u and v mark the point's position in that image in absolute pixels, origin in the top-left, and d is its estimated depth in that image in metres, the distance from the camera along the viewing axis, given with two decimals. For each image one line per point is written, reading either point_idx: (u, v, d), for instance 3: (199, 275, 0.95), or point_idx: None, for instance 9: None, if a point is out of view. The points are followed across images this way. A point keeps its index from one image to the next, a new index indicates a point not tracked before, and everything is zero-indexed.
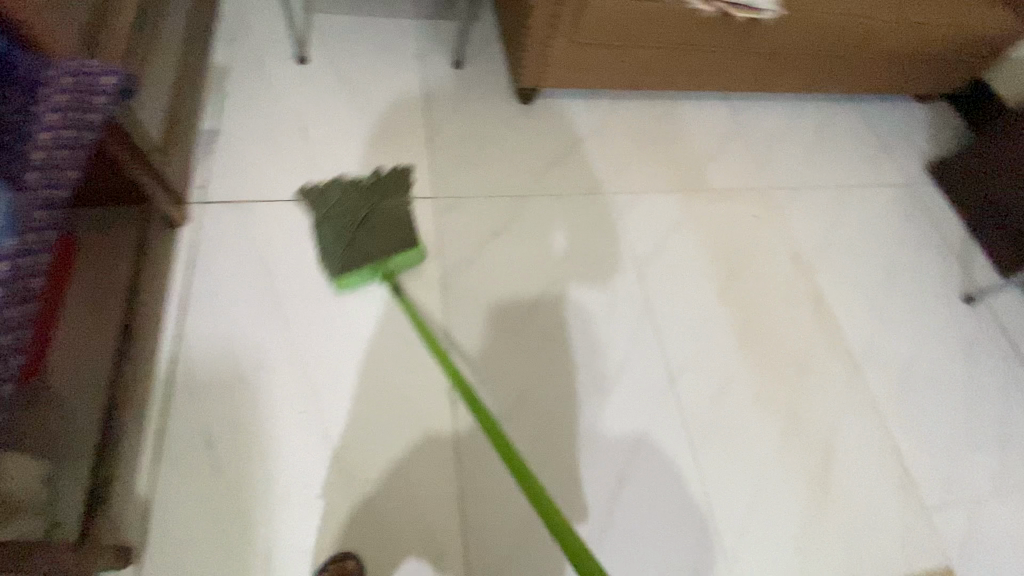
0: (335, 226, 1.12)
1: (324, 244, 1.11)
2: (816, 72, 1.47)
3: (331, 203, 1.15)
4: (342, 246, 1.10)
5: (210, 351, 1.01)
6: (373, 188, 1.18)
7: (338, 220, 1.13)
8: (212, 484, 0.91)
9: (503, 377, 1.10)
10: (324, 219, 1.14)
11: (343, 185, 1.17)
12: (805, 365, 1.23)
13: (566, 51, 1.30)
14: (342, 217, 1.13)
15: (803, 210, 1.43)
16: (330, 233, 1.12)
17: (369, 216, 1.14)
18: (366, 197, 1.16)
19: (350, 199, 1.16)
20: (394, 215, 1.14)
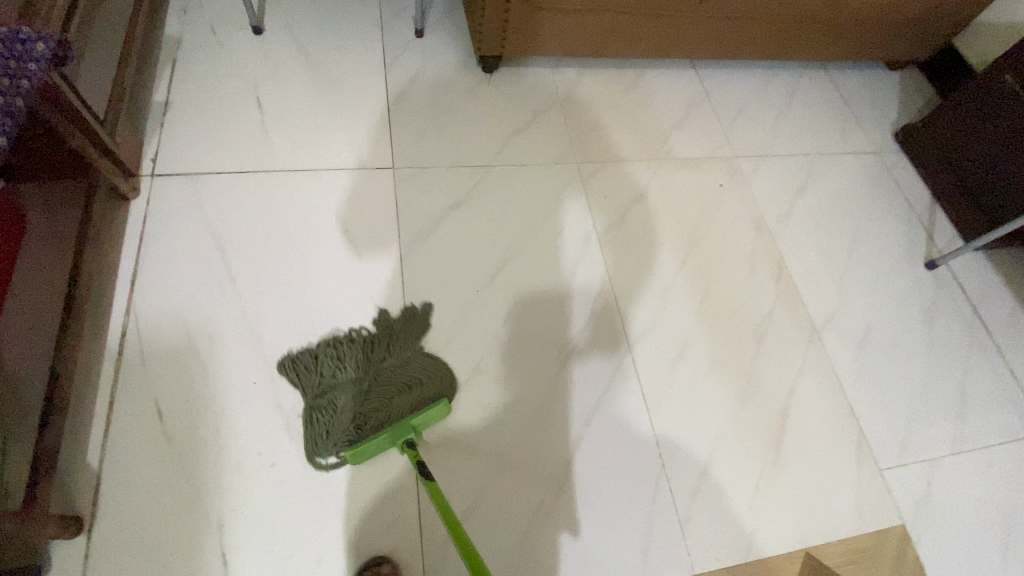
0: (347, 403, 0.98)
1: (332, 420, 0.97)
2: (780, 37, 1.46)
3: (337, 370, 1.02)
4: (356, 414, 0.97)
5: (162, 323, 1.02)
6: (385, 353, 1.05)
7: (348, 393, 0.99)
8: (164, 453, 0.92)
9: (457, 346, 1.09)
10: (330, 395, 0.99)
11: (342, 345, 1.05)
12: (766, 328, 1.20)
13: (524, 17, 1.28)
14: (354, 391, 1.00)
15: (768, 178, 1.42)
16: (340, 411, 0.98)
17: (387, 385, 1.01)
18: (379, 365, 1.03)
19: (360, 367, 1.02)
20: (414, 378, 1.02)
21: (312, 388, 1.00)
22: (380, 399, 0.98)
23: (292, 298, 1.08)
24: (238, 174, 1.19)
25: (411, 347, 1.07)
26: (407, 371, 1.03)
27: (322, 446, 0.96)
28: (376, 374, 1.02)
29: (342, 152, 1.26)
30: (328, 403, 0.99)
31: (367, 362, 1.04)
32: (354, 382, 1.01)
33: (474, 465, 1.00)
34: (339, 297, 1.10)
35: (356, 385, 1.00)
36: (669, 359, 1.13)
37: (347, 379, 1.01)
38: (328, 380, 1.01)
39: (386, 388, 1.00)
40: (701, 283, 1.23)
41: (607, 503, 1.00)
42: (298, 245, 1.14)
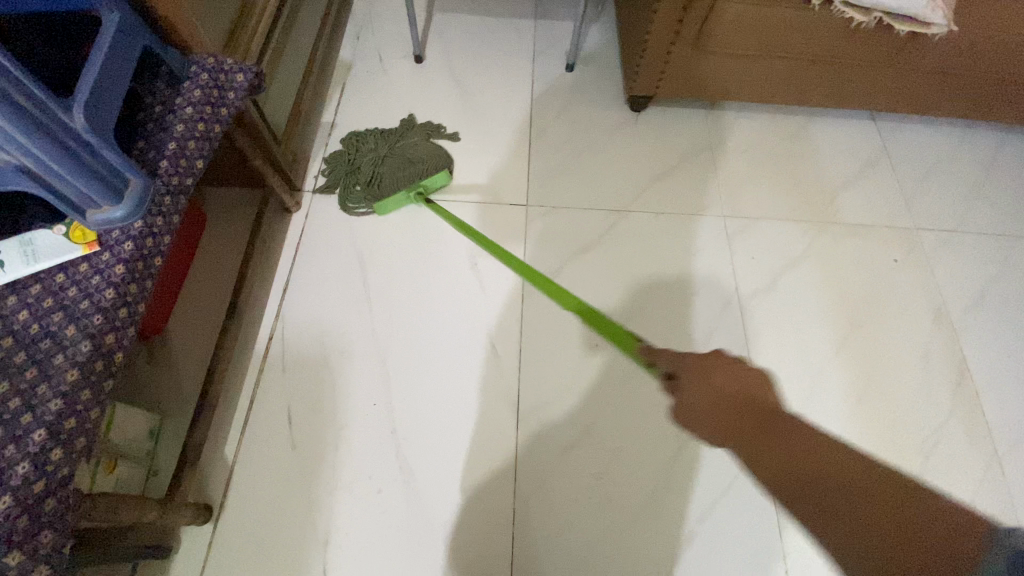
0: (368, 164, 1.24)
1: (354, 177, 1.23)
2: (990, 96, 1.26)
3: (360, 146, 1.27)
4: (373, 172, 1.23)
5: (302, 333, 1.08)
6: (396, 137, 1.30)
7: (369, 158, 1.25)
8: (288, 460, 0.98)
9: (572, 399, 1.04)
10: (356, 161, 1.25)
11: (365, 136, 1.29)
12: (935, 440, 1.02)
13: (687, 60, 1.21)
14: (373, 151, 1.26)
15: (953, 257, 1.21)
16: (363, 170, 1.24)
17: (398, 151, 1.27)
18: (391, 141, 1.28)
19: (376, 141, 1.28)
20: (419, 151, 1.27)
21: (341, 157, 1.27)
22: (394, 163, 1.23)
23: (418, 325, 1.10)
24: None
25: (417, 134, 1.32)
26: (414, 146, 1.27)
27: (348, 194, 1.22)
28: (389, 145, 1.27)
29: (482, 184, 1.28)
30: (354, 166, 1.25)
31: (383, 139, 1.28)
32: (372, 150, 1.27)
33: (578, 533, 0.94)
34: (462, 333, 1.09)
35: (373, 152, 1.26)
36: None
37: (367, 150, 1.27)
38: (354, 152, 1.27)
39: (394, 155, 1.25)
40: (856, 370, 1.07)
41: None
42: (432, 270, 1.15)
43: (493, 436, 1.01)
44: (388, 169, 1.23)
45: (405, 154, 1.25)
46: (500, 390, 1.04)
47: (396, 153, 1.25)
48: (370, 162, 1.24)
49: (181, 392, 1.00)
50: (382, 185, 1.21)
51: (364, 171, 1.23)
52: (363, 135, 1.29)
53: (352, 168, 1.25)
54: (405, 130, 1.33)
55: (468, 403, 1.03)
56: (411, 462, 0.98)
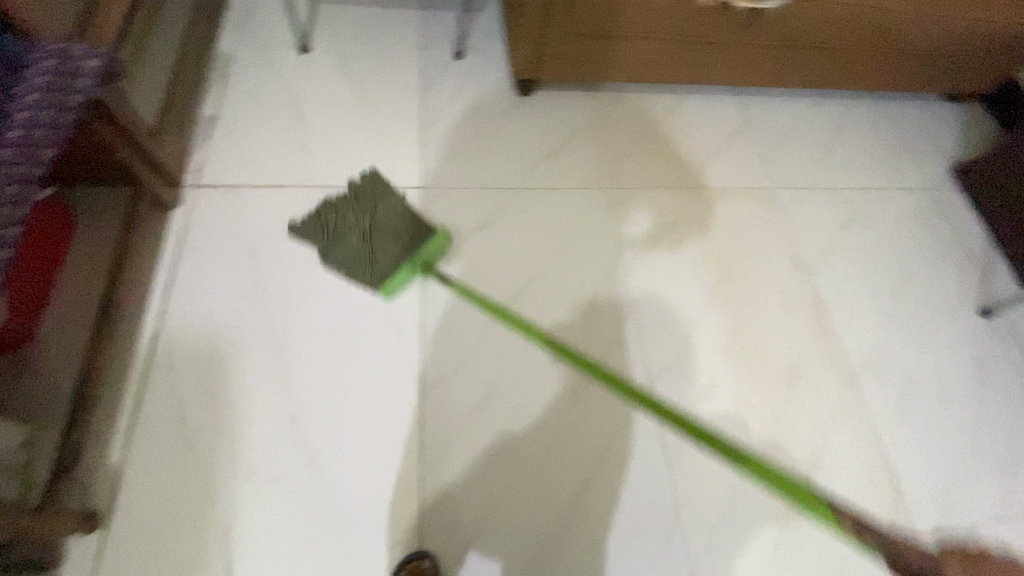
0: (356, 241, 1.13)
1: (344, 257, 1.12)
2: (827, 69, 1.42)
3: (337, 218, 1.16)
4: (366, 250, 1.13)
5: (191, 328, 1.05)
6: (365, 202, 1.19)
7: (352, 235, 1.14)
8: (182, 456, 0.95)
9: (476, 370, 1.08)
10: (338, 240, 1.14)
11: (336, 203, 1.18)
12: (798, 371, 1.14)
13: (562, 42, 1.28)
14: (353, 222, 1.16)
15: (809, 212, 1.36)
16: (354, 249, 1.13)
17: (376, 214, 1.17)
18: (367, 210, 1.17)
19: (351, 211, 1.17)
20: (397, 213, 1.17)
21: (320, 239, 1.15)
22: (382, 236, 1.13)
23: (314, 311, 1.09)
24: (274, 186, 1.22)
25: (383, 193, 1.21)
26: (393, 206, 1.17)
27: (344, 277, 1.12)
28: (370, 216, 1.16)
29: (375, 169, 1.28)
30: (341, 245, 1.13)
31: (360, 206, 1.18)
32: (354, 224, 1.15)
33: (483, 492, 0.98)
34: (361, 314, 1.10)
35: (354, 224, 1.15)
36: (689, 396, 1.10)
37: (347, 225, 1.15)
38: (334, 229, 1.15)
39: (377, 224, 1.15)
40: (731, 317, 1.18)
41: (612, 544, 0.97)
42: (326, 257, 1.15)
43: (395, 410, 1.02)
44: (379, 241, 1.13)
45: (387, 219, 1.16)
46: (403, 368, 1.06)
47: (379, 218, 1.16)
48: (355, 235, 1.14)
49: (52, 398, 0.94)
50: (381, 263, 1.11)
51: (352, 248, 1.13)
52: (332, 204, 1.17)
53: (337, 249, 1.13)
54: (366, 191, 1.20)
55: (370, 382, 1.04)
56: (313, 444, 0.98)
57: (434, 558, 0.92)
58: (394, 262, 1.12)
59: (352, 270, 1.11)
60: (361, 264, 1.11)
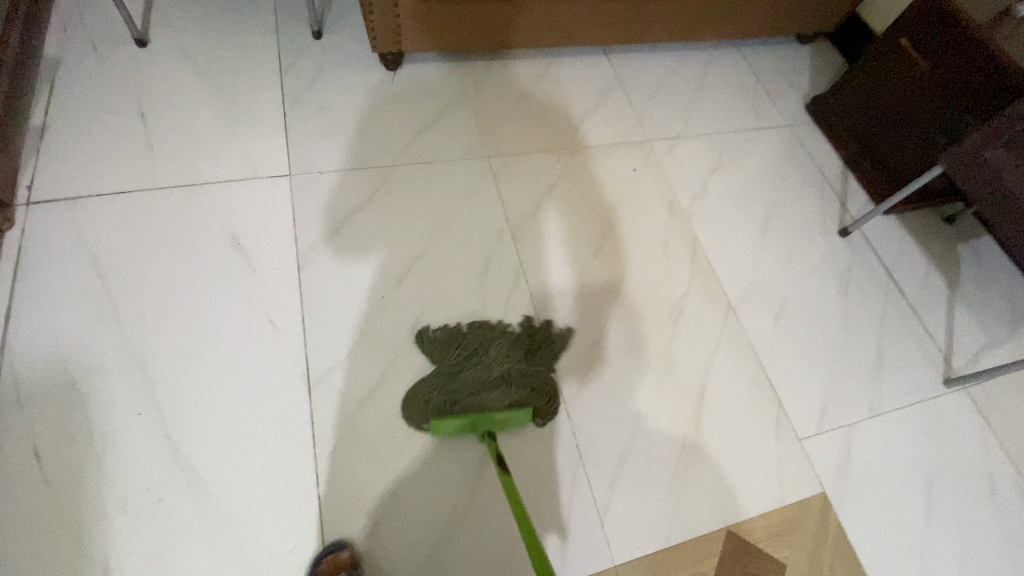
0: (472, 376, 1.04)
1: (432, 388, 1.03)
2: (683, 19, 1.47)
3: (473, 354, 1.07)
4: (461, 392, 1.02)
5: (40, 357, 0.96)
6: (525, 356, 1.08)
7: (483, 368, 1.05)
8: (44, 493, 0.87)
9: (366, 356, 1.05)
10: (462, 366, 1.06)
11: (506, 342, 1.09)
12: (683, 309, 1.19)
13: (416, 12, 1.25)
14: (482, 367, 1.06)
15: (682, 160, 1.42)
16: (457, 378, 1.04)
17: (507, 375, 1.05)
18: (526, 355, 1.08)
19: (500, 346, 1.08)
20: (542, 387, 1.05)
21: (443, 354, 1.07)
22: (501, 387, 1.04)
23: (181, 320, 1.02)
24: (122, 192, 1.12)
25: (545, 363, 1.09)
26: (532, 372, 1.06)
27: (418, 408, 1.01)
28: (521, 359, 1.08)
29: (237, 162, 1.20)
30: (460, 368, 1.05)
31: (506, 355, 1.07)
32: (492, 363, 1.06)
33: (385, 474, 0.97)
34: (235, 317, 1.04)
35: (491, 360, 1.07)
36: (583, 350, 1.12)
37: (490, 356, 1.07)
38: (465, 349, 1.07)
39: (509, 377, 1.05)
40: (615, 268, 1.22)
41: None
42: (189, 261, 1.08)
43: (283, 409, 0.99)
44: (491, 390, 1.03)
45: (519, 380, 1.05)
46: (288, 365, 1.02)
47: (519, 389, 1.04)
48: (467, 379, 1.04)
49: None
50: (459, 406, 1.01)
51: (441, 396, 1.02)
52: (488, 337, 1.09)
53: (451, 374, 1.04)
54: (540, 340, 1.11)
55: (253, 385, 0.99)
56: (193, 458, 0.92)
57: (352, 549, 0.90)
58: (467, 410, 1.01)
59: (432, 389, 1.02)
60: (448, 393, 1.02)
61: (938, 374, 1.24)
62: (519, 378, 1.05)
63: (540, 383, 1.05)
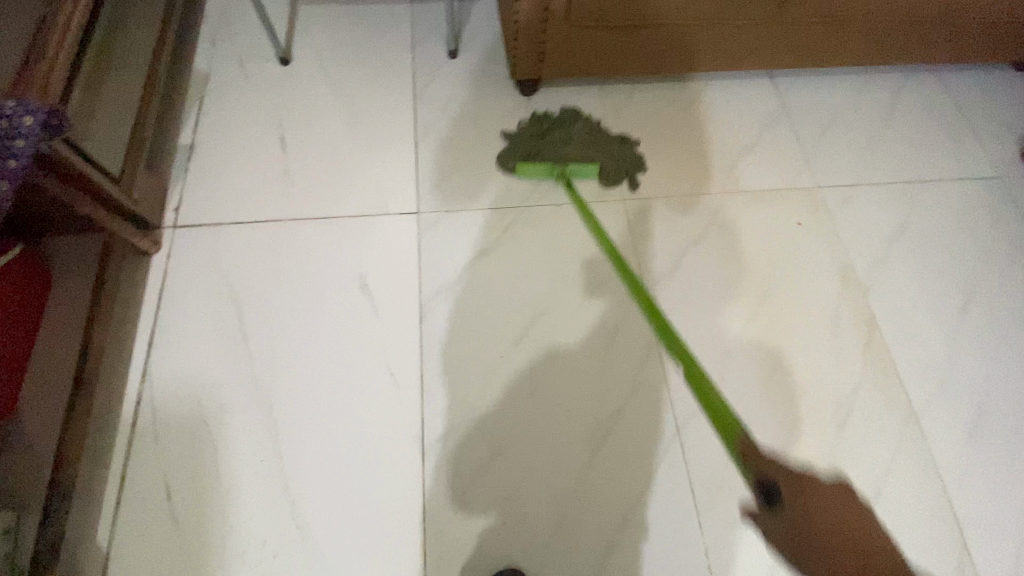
0: (558, 139, 1.21)
1: (522, 141, 1.21)
2: (876, 43, 1.23)
3: (563, 127, 1.23)
4: (546, 147, 1.20)
5: (173, 391, 0.98)
6: (605, 135, 1.23)
7: (568, 135, 1.22)
8: (170, 534, 0.89)
9: (483, 421, 0.98)
10: (550, 131, 1.23)
11: (592, 123, 1.24)
12: (851, 406, 1.00)
13: (564, 36, 1.12)
14: (569, 135, 1.22)
15: (859, 212, 1.19)
16: (544, 138, 1.22)
17: (588, 145, 1.21)
18: (609, 139, 1.23)
19: (587, 128, 1.23)
20: (616, 158, 1.21)
21: (537, 124, 1.24)
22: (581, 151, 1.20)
23: (302, 363, 1.01)
24: (257, 221, 1.12)
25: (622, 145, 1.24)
26: (611, 148, 1.22)
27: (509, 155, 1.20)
28: (604, 140, 1.23)
29: (366, 194, 1.16)
30: (548, 133, 1.23)
31: (590, 134, 1.23)
32: (576, 132, 1.23)
33: (495, 561, 0.90)
34: (354, 363, 1.01)
35: (577, 132, 1.23)
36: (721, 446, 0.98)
37: (575, 128, 1.23)
38: (555, 122, 1.24)
39: (591, 146, 1.21)
40: (767, 344, 1.05)
41: None
42: (314, 299, 1.05)
43: (394, 473, 0.94)
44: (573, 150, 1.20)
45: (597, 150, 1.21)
46: (402, 423, 0.97)
47: (596, 153, 1.20)
48: (553, 140, 1.21)
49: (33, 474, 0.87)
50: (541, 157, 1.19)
51: (529, 150, 1.20)
52: (579, 120, 1.24)
53: (541, 134, 1.22)
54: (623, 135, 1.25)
55: (367, 441, 0.96)
56: (305, 514, 0.91)
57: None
58: (549, 159, 1.19)
59: (523, 142, 1.21)
60: (534, 147, 1.20)
61: None
62: (597, 147, 1.22)
63: (615, 155, 1.21)
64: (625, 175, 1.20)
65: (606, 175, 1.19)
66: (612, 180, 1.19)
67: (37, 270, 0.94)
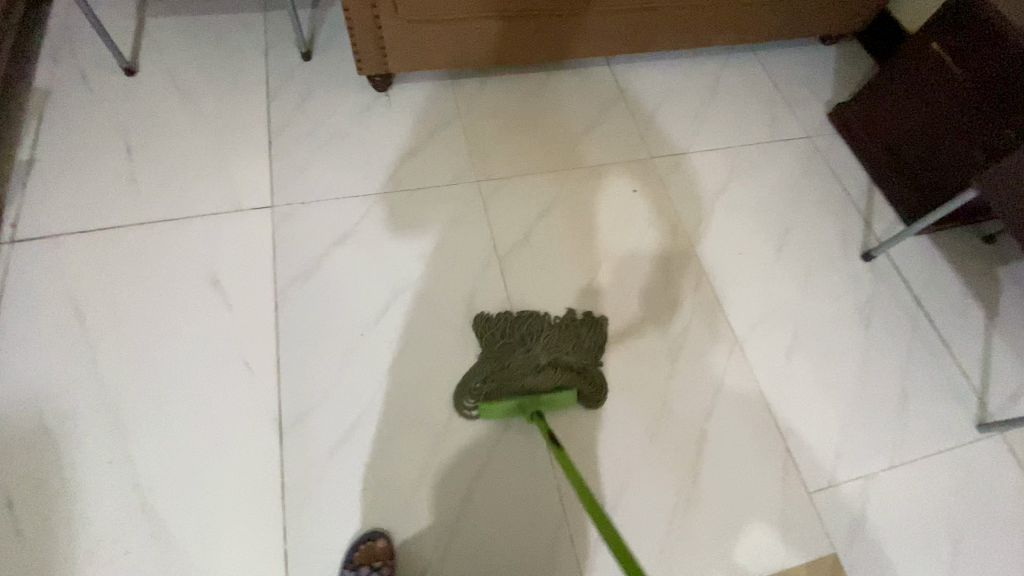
0: (524, 367, 1.02)
1: (490, 369, 1.02)
2: (690, 28, 1.38)
3: (527, 338, 1.05)
4: (514, 377, 1.01)
5: (14, 403, 0.95)
6: (572, 340, 1.06)
7: (530, 351, 1.04)
8: (10, 546, 0.86)
9: (343, 398, 1.01)
10: (514, 343, 1.04)
11: (550, 327, 1.07)
12: (682, 345, 1.12)
13: (399, 32, 1.19)
14: (530, 347, 1.04)
15: (688, 178, 1.33)
16: (510, 362, 1.02)
17: (557, 355, 1.04)
18: (574, 349, 1.05)
19: (550, 336, 1.06)
20: (588, 378, 1.03)
21: (497, 336, 1.05)
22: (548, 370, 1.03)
23: (155, 361, 1.00)
24: (104, 229, 1.11)
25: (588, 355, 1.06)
26: (585, 363, 1.04)
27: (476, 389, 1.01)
28: (570, 352, 1.05)
29: (219, 194, 1.17)
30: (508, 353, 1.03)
31: (556, 341, 1.05)
32: (541, 345, 1.04)
33: (359, 526, 0.93)
34: (210, 358, 1.02)
35: (539, 348, 1.04)
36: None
37: (537, 345, 1.04)
38: (512, 337, 1.05)
39: (561, 365, 1.03)
40: (612, 301, 1.15)
41: (509, 526, 0.95)
42: (168, 299, 1.06)
43: (253, 458, 0.95)
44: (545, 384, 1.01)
45: (568, 366, 1.03)
46: (261, 409, 0.99)
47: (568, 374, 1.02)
48: (521, 362, 1.02)
49: None
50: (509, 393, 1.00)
51: (496, 378, 1.01)
52: (538, 321, 1.07)
53: (504, 357, 1.03)
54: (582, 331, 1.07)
55: (224, 431, 0.97)
56: (160, 509, 0.90)
57: (388, 537, 0.92)
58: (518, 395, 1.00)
59: (487, 372, 1.01)
60: (500, 382, 1.00)
61: (971, 416, 1.13)
62: (571, 366, 1.03)
63: (594, 379, 1.03)
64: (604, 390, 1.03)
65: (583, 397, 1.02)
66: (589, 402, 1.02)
67: None
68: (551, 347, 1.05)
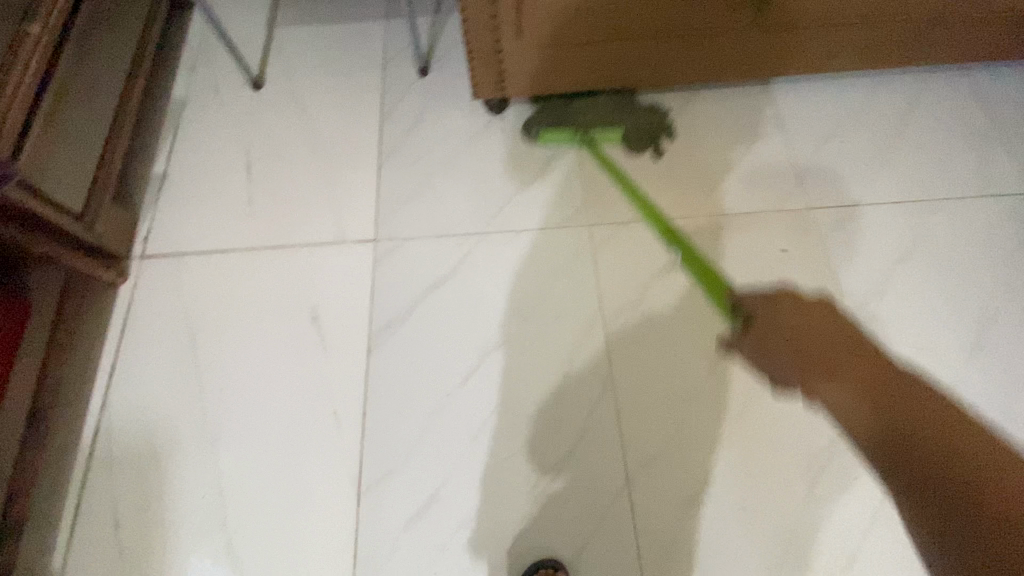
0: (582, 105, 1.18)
1: (549, 107, 1.19)
2: (882, 47, 1.09)
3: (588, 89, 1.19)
4: (570, 115, 1.18)
5: (128, 425, 1.00)
6: (632, 98, 1.19)
7: (592, 98, 1.18)
8: (115, 565, 0.91)
9: (424, 459, 0.96)
10: (576, 96, 1.19)
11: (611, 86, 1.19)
12: (825, 462, 0.94)
13: (521, 55, 1.05)
14: (590, 96, 1.19)
15: (856, 238, 1.07)
16: (569, 104, 1.19)
17: (612, 105, 1.18)
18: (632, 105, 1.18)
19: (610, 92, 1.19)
20: (639, 125, 1.17)
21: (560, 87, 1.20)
22: (606, 113, 1.17)
23: (251, 396, 1.01)
24: (218, 252, 1.13)
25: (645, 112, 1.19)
26: (639, 111, 1.18)
27: (537, 121, 1.18)
28: (626, 104, 1.18)
29: (324, 223, 1.14)
30: (572, 98, 1.19)
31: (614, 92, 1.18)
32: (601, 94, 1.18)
33: None
34: (300, 399, 1.01)
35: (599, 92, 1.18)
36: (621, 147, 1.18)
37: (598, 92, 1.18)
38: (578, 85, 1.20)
39: (616, 110, 1.18)
40: (740, 393, 0.99)
41: None
42: (268, 332, 1.06)
43: (330, 516, 0.93)
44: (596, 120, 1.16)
45: (621, 111, 1.18)
46: (342, 463, 0.96)
47: (621, 118, 1.17)
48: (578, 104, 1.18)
49: None
50: (565, 125, 1.17)
51: (554, 114, 1.18)
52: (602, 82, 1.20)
53: (566, 99, 1.19)
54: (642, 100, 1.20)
55: (306, 482, 0.95)
56: (240, 554, 0.91)
57: (565, 569, 0.88)
58: (576, 124, 1.17)
59: (549, 109, 1.19)
60: (558, 114, 1.18)
61: None
62: (626, 114, 1.17)
63: (645, 125, 1.18)
64: (652, 142, 1.17)
65: (631, 140, 1.17)
66: (634, 147, 1.17)
67: (15, 299, 0.96)
68: (609, 103, 1.18)
